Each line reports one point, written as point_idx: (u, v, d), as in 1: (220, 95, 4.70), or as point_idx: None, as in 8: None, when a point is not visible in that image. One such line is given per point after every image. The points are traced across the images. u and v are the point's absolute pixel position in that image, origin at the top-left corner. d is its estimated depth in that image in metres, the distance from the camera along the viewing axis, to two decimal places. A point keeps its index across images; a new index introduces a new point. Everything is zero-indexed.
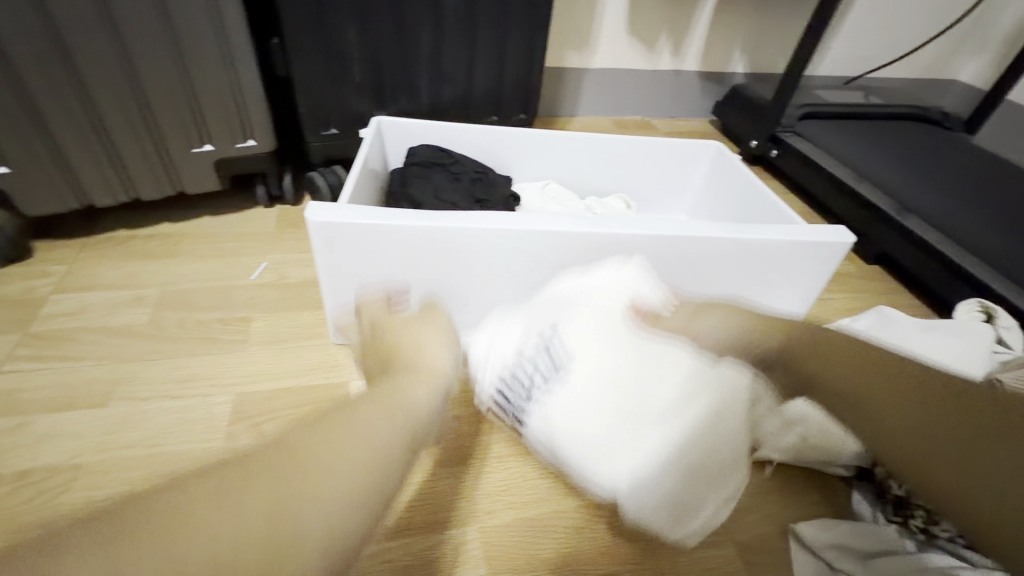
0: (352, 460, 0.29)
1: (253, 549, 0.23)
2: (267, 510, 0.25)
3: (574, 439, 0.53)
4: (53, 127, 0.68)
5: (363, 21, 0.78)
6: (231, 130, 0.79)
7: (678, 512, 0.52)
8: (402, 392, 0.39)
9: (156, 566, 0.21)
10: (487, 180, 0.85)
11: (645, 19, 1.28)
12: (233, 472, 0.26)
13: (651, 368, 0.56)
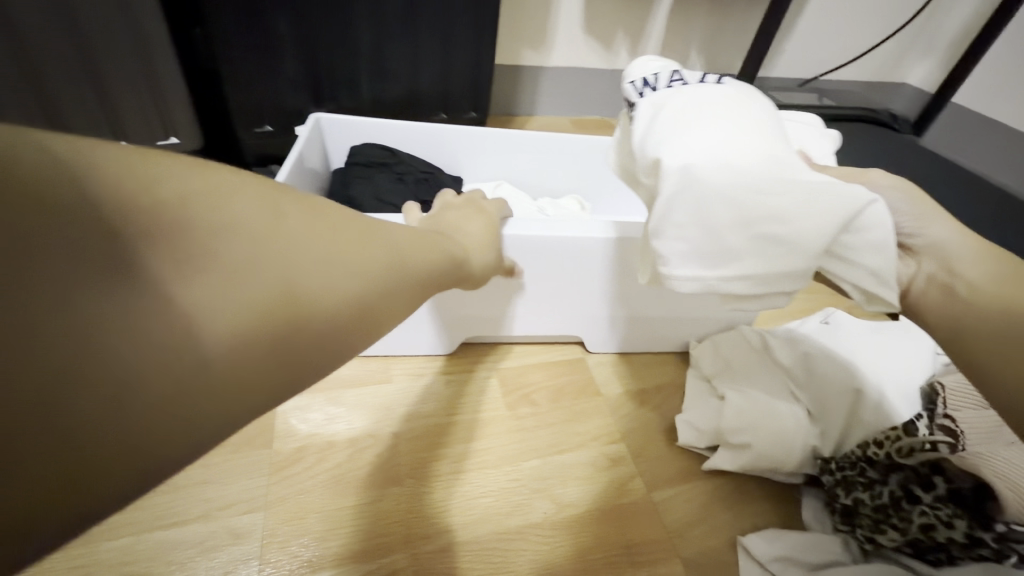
0: (426, 260, 0.36)
1: (381, 275, 0.30)
2: (389, 257, 0.32)
3: (660, 145, 0.46)
4: None
5: (293, 12, 0.73)
6: (150, 131, 0.80)
7: (710, 256, 0.42)
8: (449, 251, 0.42)
9: (327, 244, 0.28)
10: (436, 180, 0.81)
11: (601, 17, 1.26)
12: (365, 221, 0.33)
13: (777, 147, 0.44)
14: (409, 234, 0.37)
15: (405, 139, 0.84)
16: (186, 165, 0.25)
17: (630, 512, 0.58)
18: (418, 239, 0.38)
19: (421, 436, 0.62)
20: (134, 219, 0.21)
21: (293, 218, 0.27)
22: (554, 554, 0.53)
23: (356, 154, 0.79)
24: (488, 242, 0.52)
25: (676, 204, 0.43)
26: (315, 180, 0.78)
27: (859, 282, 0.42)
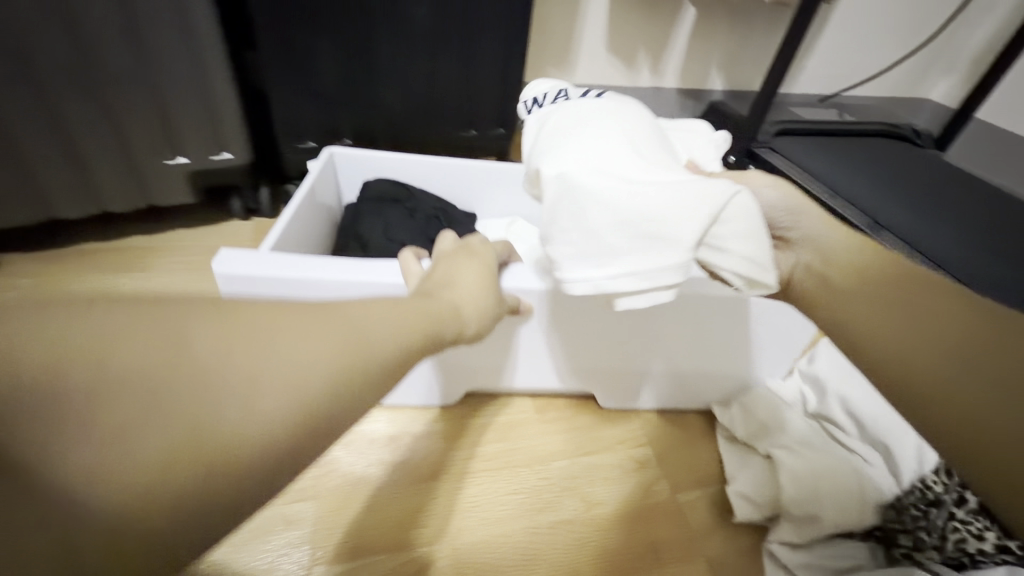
0: (399, 332, 0.31)
1: (334, 367, 0.26)
2: (345, 343, 0.28)
3: (543, 157, 0.49)
4: (19, 140, 0.68)
5: (336, 37, 0.78)
6: (206, 141, 0.78)
7: (586, 251, 0.43)
8: (439, 314, 0.37)
9: (256, 354, 0.25)
10: (448, 216, 0.82)
11: (623, 36, 1.30)
12: (313, 310, 0.29)
13: (647, 152, 0.47)
14: (383, 306, 0.33)
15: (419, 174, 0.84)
16: (84, 308, 0.23)
17: (656, 513, 0.60)
18: (397, 310, 0.33)
19: (453, 438, 0.65)
20: (27, 395, 0.20)
21: (209, 338, 0.24)
22: (583, 551, 0.55)
23: (367, 189, 0.80)
24: (486, 288, 0.46)
25: (558, 212, 0.45)
26: (325, 216, 0.79)
27: (739, 271, 0.43)
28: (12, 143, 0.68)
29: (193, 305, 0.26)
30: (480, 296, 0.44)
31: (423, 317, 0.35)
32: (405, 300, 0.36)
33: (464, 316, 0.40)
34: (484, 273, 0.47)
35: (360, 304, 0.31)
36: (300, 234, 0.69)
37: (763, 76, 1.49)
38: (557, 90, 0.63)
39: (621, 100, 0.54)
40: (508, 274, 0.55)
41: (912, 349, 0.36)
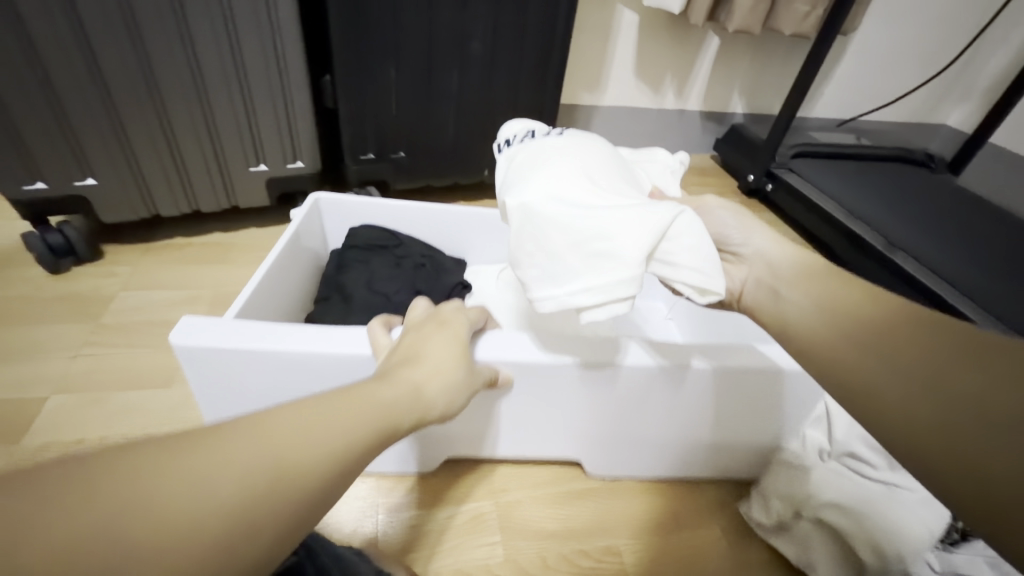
0: (342, 429, 0.29)
1: (269, 493, 0.24)
2: (277, 462, 0.25)
3: (508, 188, 0.52)
4: (136, 147, 0.80)
5: (401, 63, 0.89)
6: (283, 151, 0.89)
7: (552, 275, 0.45)
8: (394, 399, 0.34)
9: (177, 497, 0.22)
10: (437, 263, 0.77)
11: (650, 63, 1.40)
12: (234, 429, 0.26)
13: (606, 179, 0.50)
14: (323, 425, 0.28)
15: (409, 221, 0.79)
16: None
17: (677, 487, 0.67)
18: (337, 428, 0.29)
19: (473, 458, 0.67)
20: None
21: (95, 519, 0.20)
22: (613, 514, 0.62)
23: (354, 235, 0.76)
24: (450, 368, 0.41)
25: (522, 239, 0.47)
26: (310, 263, 0.74)
27: (689, 281, 0.45)
28: (129, 148, 0.80)
29: (79, 459, 0.21)
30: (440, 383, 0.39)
31: (369, 430, 0.30)
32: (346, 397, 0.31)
33: (423, 400, 0.37)
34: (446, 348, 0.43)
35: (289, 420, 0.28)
36: (280, 283, 0.65)
37: (782, 101, 1.57)
38: (526, 129, 0.60)
39: (585, 136, 0.57)
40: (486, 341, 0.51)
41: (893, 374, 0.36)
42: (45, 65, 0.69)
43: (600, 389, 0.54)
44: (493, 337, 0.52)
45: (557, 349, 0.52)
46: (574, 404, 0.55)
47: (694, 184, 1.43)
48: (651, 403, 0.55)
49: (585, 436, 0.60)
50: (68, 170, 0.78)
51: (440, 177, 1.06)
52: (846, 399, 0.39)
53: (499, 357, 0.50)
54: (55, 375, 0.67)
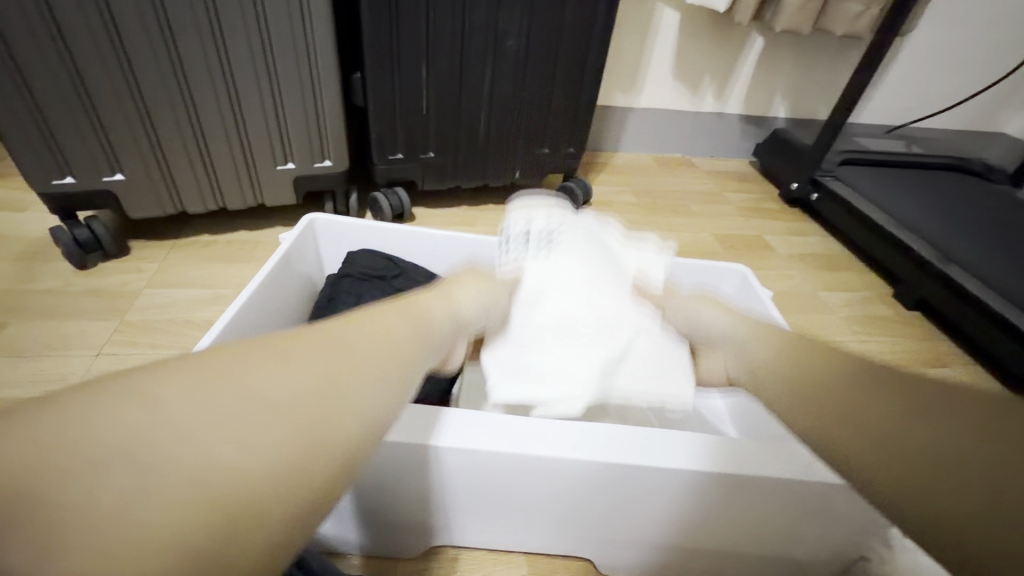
0: (375, 341, 0.34)
1: (330, 368, 0.30)
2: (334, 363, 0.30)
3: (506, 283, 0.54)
4: (165, 145, 0.79)
5: (431, 61, 0.86)
6: (311, 150, 0.87)
7: (514, 376, 0.50)
8: (397, 326, 0.37)
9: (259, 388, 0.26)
10: None
11: (690, 64, 1.35)
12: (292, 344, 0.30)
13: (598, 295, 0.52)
14: (236, 428, 0.24)
15: (410, 246, 0.75)
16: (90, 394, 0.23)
17: None
18: (336, 355, 0.31)
19: None
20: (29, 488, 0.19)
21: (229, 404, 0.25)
22: None
23: (352, 261, 0.71)
24: (405, 360, 0.35)
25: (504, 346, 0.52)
26: (301, 289, 0.70)
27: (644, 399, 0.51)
28: (157, 144, 0.78)
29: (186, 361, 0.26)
30: (394, 378, 0.33)
31: (376, 363, 0.33)
32: (274, 387, 0.27)
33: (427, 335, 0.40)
34: (400, 336, 0.37)
35: (180, 418, 0.23)
36: (253, 320, 0.59)
37: (828, 105, 1.50)
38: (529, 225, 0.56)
39: (575, 231, 0.56)
40: (445, 426, 0.44)
41: (879, 414, 0.32)
42: (77, 59, 0.68)
43: (609, 484, 0.45)
44: (447, 417, 0.44)
45: (534, 435, 0.44)
46: (571, 495, 0.46)
47: (732, 191, 1.37)
48: (666, 503, 0.46)
49: (588, 527, 0.51)
50: (97, 165, 0.77)
51: (470, 179, 1.03)
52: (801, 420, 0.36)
53: (458, 443, 0.43)
54: (79, 373, 0.66)
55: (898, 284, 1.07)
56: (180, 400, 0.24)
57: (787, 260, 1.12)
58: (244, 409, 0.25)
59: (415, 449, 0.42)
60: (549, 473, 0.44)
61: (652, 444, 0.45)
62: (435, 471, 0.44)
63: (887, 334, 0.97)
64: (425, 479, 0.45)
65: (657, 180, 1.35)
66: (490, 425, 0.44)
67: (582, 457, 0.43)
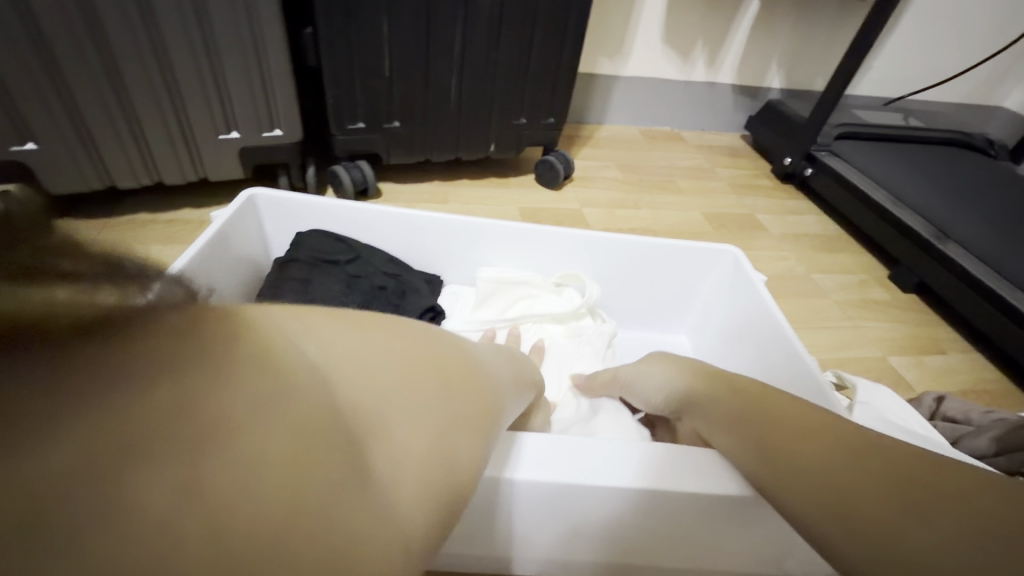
0: (511, 371, 0.36)
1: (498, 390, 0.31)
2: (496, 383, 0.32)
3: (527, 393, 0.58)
4: (84, 111, 0.69)
5: (393, 15, 0.76)
6: (258, 119, 0.78)
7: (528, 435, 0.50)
8: (523, 364, 0.39)
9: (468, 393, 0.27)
10: (401, 284, 0.64)
11: (680, 28, 1.25)
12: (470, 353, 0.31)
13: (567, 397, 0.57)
14: (455, 405, 0.25)
15: (367, 224, 0.67)
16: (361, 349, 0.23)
17: None
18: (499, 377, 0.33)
19: None
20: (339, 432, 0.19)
21: (455, 397, 0.26)
22: None
23: (300, 245, 0.63)
24: (521, 379, 0.37)
25: None
26: (241, 273, 0.62)
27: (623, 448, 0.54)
28: (74, 109, 0.68)
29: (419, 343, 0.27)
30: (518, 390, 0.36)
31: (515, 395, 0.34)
32: (461, 380, 0.27)
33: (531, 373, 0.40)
34: (516, 357, 0.38)
35: (409, 360, 0.25)
36: None
37: (825, 76, 1.42)
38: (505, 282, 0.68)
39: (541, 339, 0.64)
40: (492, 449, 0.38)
41: (867, 480, 0.28)
42: None
43: (578, 503, 0.39)
44: (523, 442, 0.39)
45: (570, 464, 0.38)
46: (534, 518, 0.41)
47: (723, 166, 1.30)
48: (641, 528, 0.41)
49: (553, 552, 0.45)
50: (4, 133, 0.67)
51: (441, 152, 0.95)
52: (772, 466, 0.32)
53: (540, 476, 0.37)
54: None
55: (896, 266, 1.02)
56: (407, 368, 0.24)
57: (780, 240, 1.06)
58: (452, 397, 0.25)
59: (493, 484, 0.37)
60: (522, 500, 0.39)
61: (645, 461, 0.39)
62: (513, 505, 0.39)
63: (884, 318, 0.92)
64: (499, 514, 0.40)
65: (643, 154, 1.28)
66: (540, 456, 0.38)
67: (552, 479, 0.37)
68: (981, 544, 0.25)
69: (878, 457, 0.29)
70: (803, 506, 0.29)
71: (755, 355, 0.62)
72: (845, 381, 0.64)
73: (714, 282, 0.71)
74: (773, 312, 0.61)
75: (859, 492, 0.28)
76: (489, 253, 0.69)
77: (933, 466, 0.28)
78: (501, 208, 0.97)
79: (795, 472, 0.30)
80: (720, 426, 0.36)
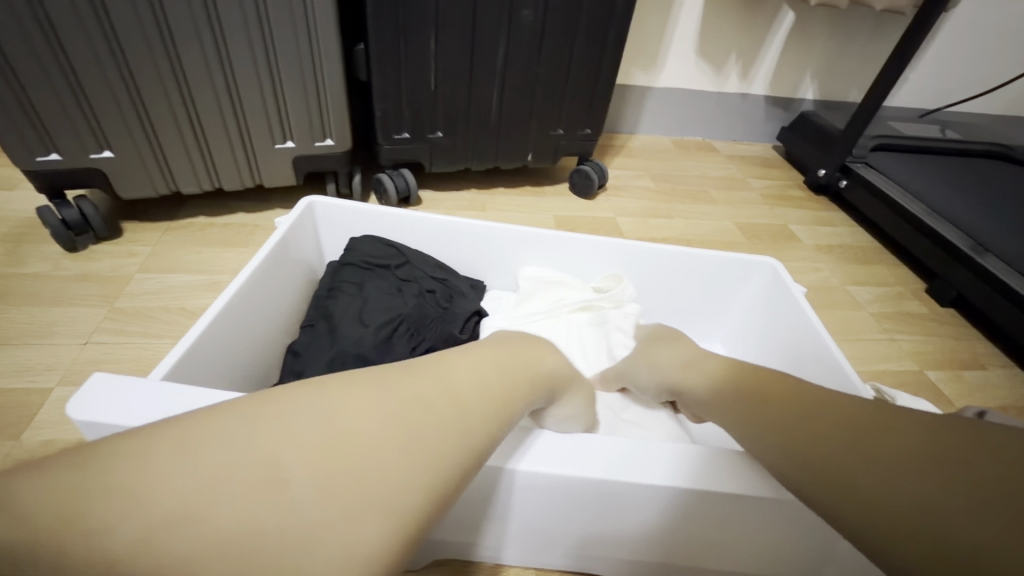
0: (487, 375, 0.35)
1: (448, 403, 0.31)
2: (450, 397, 0.31)
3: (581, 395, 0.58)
4: (156, 122, 0.74)
5: (440, 31, 0.79)
6: (312, 129, 0.82)
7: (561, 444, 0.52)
8: (516, 365, 0.38)
9: (389, 423, 0.28)
10: (449, 289, 0.67)
11: (715, 40, 1.27)
12: (408, 378, 0.32)
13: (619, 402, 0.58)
14: (361, 447, 0.26)
15: (416, 231, 0.70)
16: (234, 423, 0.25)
17: None
18: (456, 389, 0.32)
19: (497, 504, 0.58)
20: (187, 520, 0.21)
21: (366, 437, 0.27)
22: None
23: (352, 250, 0.66)
24: (512, 380, 0.37)
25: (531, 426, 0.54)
26: (298, 277, 0.65)
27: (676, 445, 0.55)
28: (147, 119, 0.73)
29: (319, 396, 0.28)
30: (500, 388, 0.35)
31: (491, 399, 0.33)
32: (376, 414, 0.28)
33: (538, 369, 0.40)
34: (509, 361, 0.38)
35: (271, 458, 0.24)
36: (249, 312, 0.55)
37: (860, 87, 1.41)
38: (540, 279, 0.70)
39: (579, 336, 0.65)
40: (512, 443, 0.40)
41: (866, 451, 0.29)
42: (53, 18, 0.62)
43: (638, 501, 0.40)
44: (538, 438, 0.41)
45: (577, 458, 0.40)
46: (580, 516, 0.43)
47: (755, 176, 1.30)
48: (688, 528, 0.43)
49: (597, 550, 0.47)
50: (84, 142, 0.72)
51: (480, 162, 0.98)
52: (781, 435, 0.33)
53: (548, 468, 0.39)
54: (65, 363, 0.62)
55: (934, 278, 1.01)
56: (290, 423, 0.26)
57: (814, 252, 1.06)
58: (358, 441, 0.26)
59: (496, 473, 0.39)
60: (564, 495, 0.41)
61: (704, 465, 0.40)
62: (519, 495, 0.41)
63: (921, 332, 0.91)
64: (504, 502, 0.42)
65: (675, 164, 1.29)
66: (545, 451, 0.40)
67: (596, 478, 0.39)
68: (969, 503, 0.25)
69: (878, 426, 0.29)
70: (799, 470, 0.31)
71: (792, 361, 0.63)
72: (884, 396, 0.64)
73: (752, 292, 0.72)
74: (812, 322, 0.61)
75: (850, 454, 0.29)
76: (531, 260, 0.72)
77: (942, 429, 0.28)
78: (538, 216, 0.99)
79: (804, 438, 0.31)
80: (729, 420, 0.38)
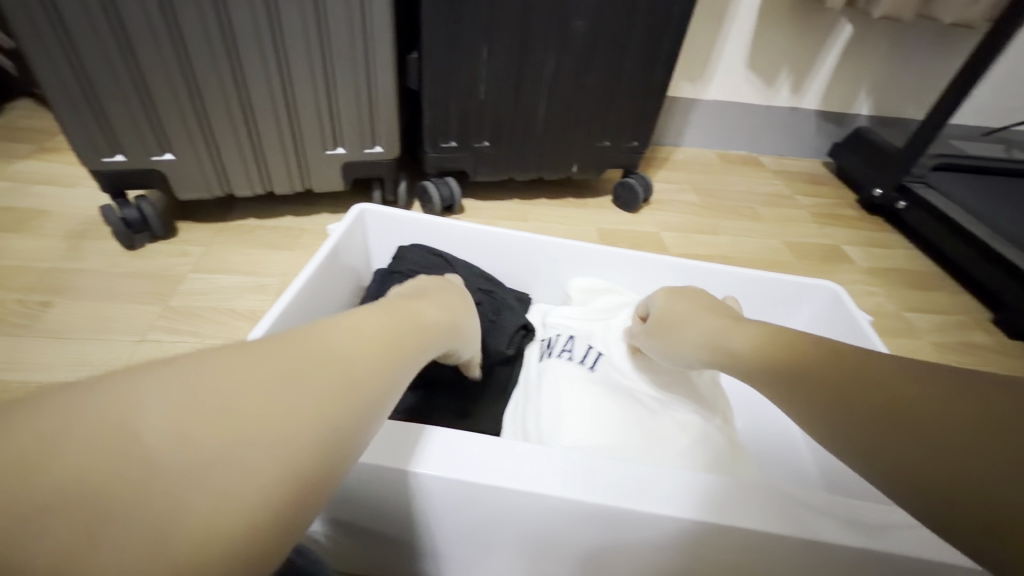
0: (376, 331, 0.32)
1: (334, 357, 0.27)
2: (336, 350, 0.28)
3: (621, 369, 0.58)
4: (214, 125, 0.75)
5: (493, 40, 0.79)
6: (361, 135, 0.83)
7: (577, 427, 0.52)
8: (402, 322, 0.34)
9: (258, 380, 0.24)
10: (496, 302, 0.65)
11: (768, 52, 1.23)
12: (280, 335, 0.27)
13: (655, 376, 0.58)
14: (223, 407, 0.22)
15: (465, 241, 0.70)
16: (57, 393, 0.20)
17: None
18: (342, 344, 0.29)
19: None
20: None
21: (230, 396, 0.22)
22: None
23: (401, 258, 0.66)
24: (405, 339, 0.33)
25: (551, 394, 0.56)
26: (346, 286, 0.65)
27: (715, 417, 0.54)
28: (205, 120, 0.75)
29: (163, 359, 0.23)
30: (394, 346, 0.32)
31: (380, 355, 0.30)
32: (246, 373, 0.24)
33: (425, 327, 0.37)
34: (397, 321, 0.34)
35: (131, 402, 0.20)
36: (302, 317, 0.55)
37: (919, 104, 1.36)
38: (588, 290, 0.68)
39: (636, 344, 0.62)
40: (420, 449, 0.37)
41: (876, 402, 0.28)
42: (121, 16, 0.64)
43: (610, 524, 0.37)
44: (429, 438, 0.38)
45: (491, 459, 0.37)
46: (526, 532, 0.39)
47: (804, 193, 1.26)
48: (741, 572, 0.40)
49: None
50: (147, 144, 0.75)
51: (524, 171, 0.97)
52: (812, 380, 0.32)
53: (443, 471, 0.36)
54: (119, 360, 0.64)
55: (1002, 308, 0.95)
56: (131, 386, 0.21)
57: (868, 274, 1.02)
58: (224, 401, 0.22)
59: (393, 476, 0.36)
60: (508, 512, 0.38)
61: (624, 480, 0.37)
62: (425, 503, 0.38)
63: (985, 365, 0.85)
64: (426, 514, 0.39)
65: (720, 178, 1.26)
66: (444, 454, 0.37)
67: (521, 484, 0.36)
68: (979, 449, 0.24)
69: (907, 398, 0.27)
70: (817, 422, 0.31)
71: None
72: None
73: (809, 315, 0.69)
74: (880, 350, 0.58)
75: (848, 415, 0.29)
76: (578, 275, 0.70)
77: (978, 403, 0.25)
78: (580, 229, 0.98)
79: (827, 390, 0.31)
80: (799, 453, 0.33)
